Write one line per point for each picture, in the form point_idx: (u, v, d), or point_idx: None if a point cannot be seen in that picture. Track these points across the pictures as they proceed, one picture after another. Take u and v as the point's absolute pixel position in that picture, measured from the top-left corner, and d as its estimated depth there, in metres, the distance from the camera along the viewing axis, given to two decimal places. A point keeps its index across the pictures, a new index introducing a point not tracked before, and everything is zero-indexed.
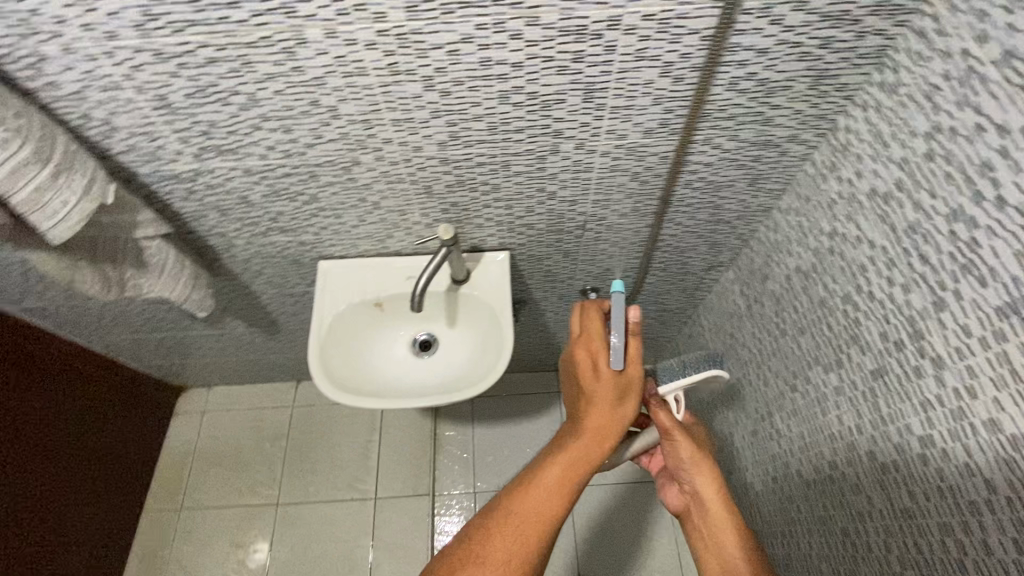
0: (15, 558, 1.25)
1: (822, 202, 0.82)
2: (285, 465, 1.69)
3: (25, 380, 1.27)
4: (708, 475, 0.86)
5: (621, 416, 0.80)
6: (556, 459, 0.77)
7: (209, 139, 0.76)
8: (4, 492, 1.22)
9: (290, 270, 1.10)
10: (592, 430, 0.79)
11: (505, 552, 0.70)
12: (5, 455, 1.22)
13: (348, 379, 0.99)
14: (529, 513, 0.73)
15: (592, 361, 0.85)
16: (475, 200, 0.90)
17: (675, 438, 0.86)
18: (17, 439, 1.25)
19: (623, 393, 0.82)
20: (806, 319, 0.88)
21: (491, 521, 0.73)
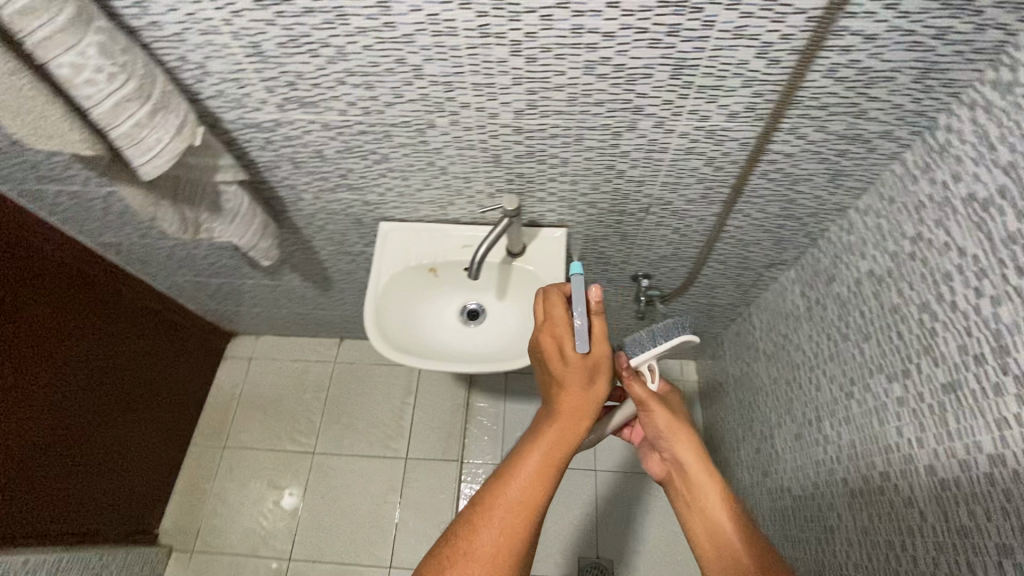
0: (79, 471, 1.36)
1: (909, 204, 0.78)
2: (324, 418, 1.76)
3: (99, 310, 1.36)
4: (687, 445, 0.85)
5: (594, 396, 0.79)
6: (534, 448, 0.76)
7: (294, 90, 0.78)
8: (73, 411, 1.31)
9: (351, 228, 1.12)
10: (566, 413, 0.78)
11: (493, 544, 0.70)
12: (77, 376, 1.31)
13: (399, 338, 1.02)
14: (511, 505, 0.72)
15: (558, 344, 0.82)
16: (542, 173, 0.90)
17: (651, 408, 0.84)
18: (88, 363, 1.34)
19: (593, 373, 0.79)
20: (874, 325, 0.85)
21: (477, 518, 0.72)
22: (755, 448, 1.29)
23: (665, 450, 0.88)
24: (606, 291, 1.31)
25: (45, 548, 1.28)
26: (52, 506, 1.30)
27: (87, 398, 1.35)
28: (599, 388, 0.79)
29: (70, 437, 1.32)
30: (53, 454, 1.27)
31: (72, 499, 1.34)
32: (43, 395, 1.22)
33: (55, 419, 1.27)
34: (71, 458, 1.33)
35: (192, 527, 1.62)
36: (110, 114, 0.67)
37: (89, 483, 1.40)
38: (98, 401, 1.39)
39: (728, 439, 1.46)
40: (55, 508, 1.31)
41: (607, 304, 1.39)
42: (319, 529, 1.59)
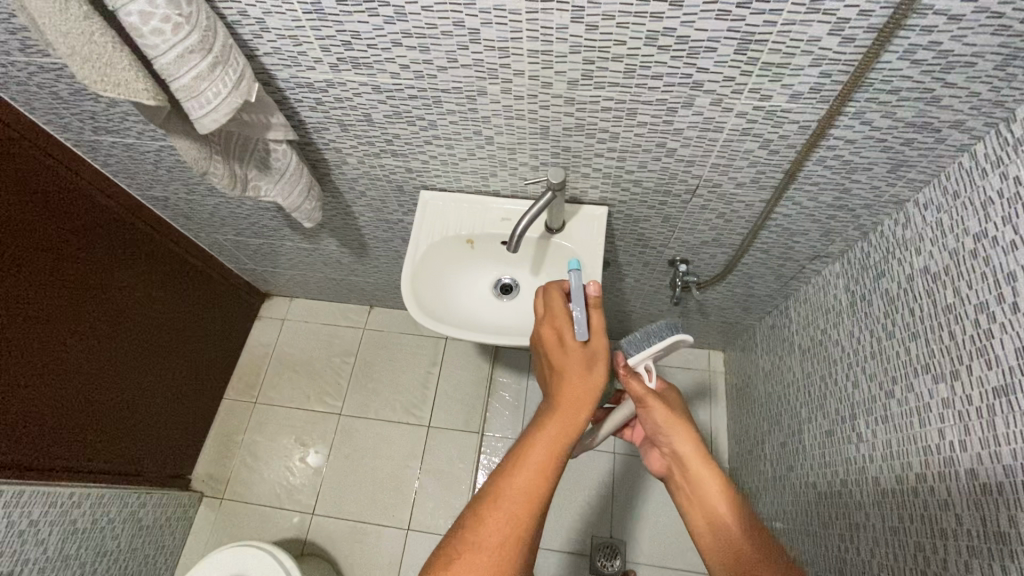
0: (125, 415, 1.42)
1: (976, 200, 0.75)
2: (351, 382, 1.81)
3: (145, 262, 1.41)
4: (686, 441, 0.84)
5: (596, 384, 0.76)
6: (538, 436, 0.73)
7: (349, 50, 0.78)
8: (120, 357, 1.37)
9: (392, 195, 1.13)
10: (570, 400, 0.75)
11: (500, 534, 0.67)
12: (124, 324, 1.37)
13: (433, 307, 1.03)
14: (517, 495, 0.68)
15: (557, 332, 0.82)
16: (590, 147, 0.89)
17: (648, 404, 0.83)
18: (135, 312, 1.40)
19: (593, 361, 0.78)
20: (922, 324, 0.82)
21: (482, 509, 0.68)
22: (781, 442, 1.27)
23: (664, 446, 0.87)
24: (641, 275, 1.30)
25: (94, 481, 1.36)
26: (101, 445, 1.37)
27: (133, 345, 1.41)
28: (600, 376, 0.76)
29: (118, 382, 1.38)
30: (102, 397, 1.33)
31: (118, 439, 1.42)
32: (92, 339, 1.28)
33: (104, 363, 1.33)
34: (118, 402, 1.39)
35: (222, 475, 1.69)
36: (173, 66, 0.68)
37: (135, 426, 1.47)
38: (144, 350, 1.45)
39: (753, 432, 1.45)
40: (104, 448, 1.38)
41: (640, 288, 1.38)
42: (341, 488, 1.65)
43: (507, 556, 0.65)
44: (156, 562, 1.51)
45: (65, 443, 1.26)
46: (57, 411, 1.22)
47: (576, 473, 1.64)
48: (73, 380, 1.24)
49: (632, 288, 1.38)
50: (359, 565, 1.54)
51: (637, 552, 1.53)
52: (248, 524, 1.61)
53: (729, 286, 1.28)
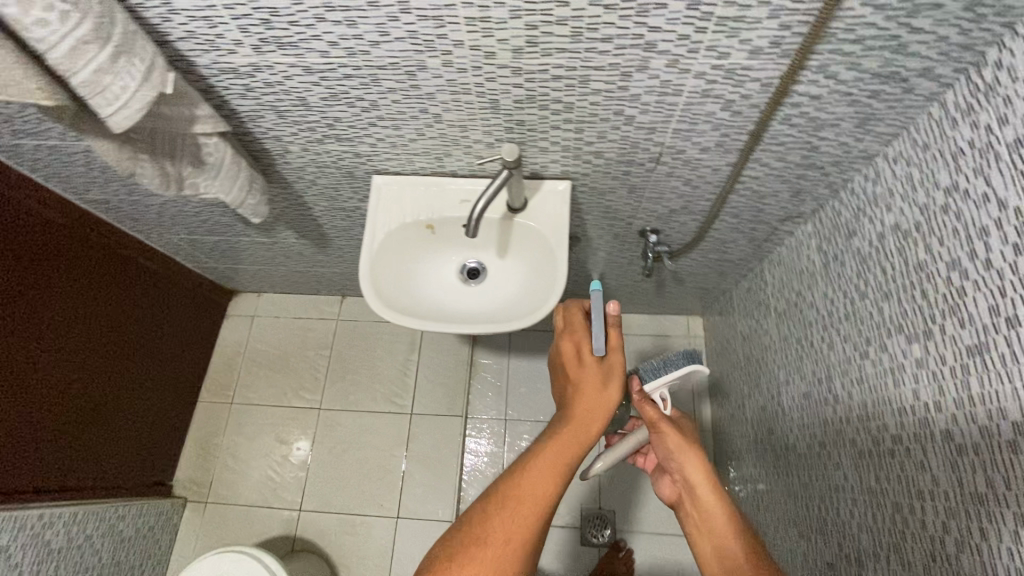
0: (92, 429, 1.37)
1: (946, 151, 0.71)
2: (328, 375, 1.77)
3: (93, 271, 1.33)
4: (697, 466, 0.82)
5: (609, 399, 0.82)
6: (550, 443, 0.77)
7: (270, 29, 0.71)
8: (78, 372, 1.31)
9: (344, 182, 1.07)
10: (582, 413, 0.80)
11: (506, 532, 0.71)
12: (78, 337, 1.30)
13: (397, 299, 0.98)
14: (524, 495, 0.73)
15: (576, 348, 0.87)
16: (544, 119, 0.83)
17: (660, 428, 0.86)
18: (89, 323, 1.33)
19: (609, 376, 0.84)
20: (894, 283, 0.80)
21: (491, 506, 0.73)
22: (760, 405, 1.27)
23: (675, 472, 0.85)
24: (612, 248, 1.26)
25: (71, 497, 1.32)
26: (71, 461, 1.32)
27: (92, 358, 1.35)
28: (615, 392, 0.82)
29: (80, 397, 1.32)
30: (64, 414, 1.28)
31: (88, 456, 1.37)
32: (44, 358, 1.22)
33: (61, 380, 1.27)
34: (82, 417, 1.34)
35: (204, 479, 1.66)
36: (68, 59, 0.61)
37: (106, 439, 1.43)
38: (106, 361, 1.39)
39: (734, 395, 1.45)
40: (74, 463, 1.33)
41: (612, 261, 1.35)
42: (326, 482, 1.63)
43: (510, 552, 0.69)
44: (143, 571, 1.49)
45: (28, 465, 1.21)
46: (15, 435, 1.17)
47: None
48: (28, 402, 1.19)
49: (605, 261, 1.34)
50: (351, 557, 1.53)
51: (628, 522, 1.55)
52: (235, 526, 1.59)
53: (702, 252, 1.25)
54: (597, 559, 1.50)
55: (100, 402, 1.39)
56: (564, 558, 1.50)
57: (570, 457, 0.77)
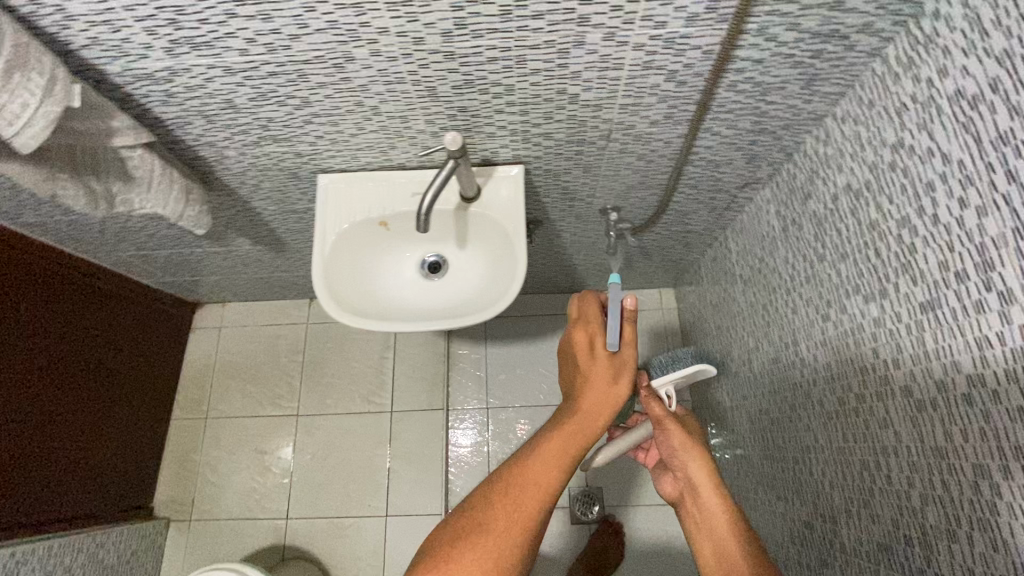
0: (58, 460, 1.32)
1: (891, 107, 0.70)
2: (303, 380, 1.73)
3: (39, 297, 1.27)
4: (700, 465, 0.79)
5: (618, 393, 0.78)
6: (555, 433, 0.75)
7: (179, 29, 0.66)
8: (37, 402, 1.26)
9: (290, 184, 1.02)
10: (589, 406, 0.77)
11: (506, 521, 0.69)
12: (31, 368, 1.24)
13: (356, 301, 0.95)
14: (527, 484, 0.71)
15: (588, 339, 0.84)
16: (487, 104, 0.80)
17: (665, 425, 0.83)
18: (43, 351, 1.27)
19: (619, 370, 0.80)
20: (850, 244, 0.80)
21: (493, 493, 0.71)
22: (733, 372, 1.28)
23: (678, 469, 0.82)
24: (576, 228, 1.24)
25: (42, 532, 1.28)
26: (36, 494, 1.27)
27: (51, 387, 1.30)
28: (624, 386, 0.78)
29: (39, 428, 1.27)
30: (26, 448, 1.23)
31: (55, 489, 1.32)
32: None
33: (20, 413, 1.21)
34: (46, 448, 1.29)
35: (186, 497, 1.62)
36: None
37: (74, 469, 1.38)
38: (67, 389, 1.34)
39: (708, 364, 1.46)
40: (40, 496, 1.28)
41: (578, 241, 1.33)
42: (311, 489, 1.61)
43: (509, 540, 0.68)
44: None
45: None
46: None
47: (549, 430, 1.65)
48: None
49: (570, 242, 1.32)
50: (343, 559, 1.52)
51: (617, 497, 1.57)
52: (222, 542, 1.56)
53: (665, 225, 1.24)
54: (588, 536, 1.52)
55: (63, 431, 1.34)
56: (556, 539, 1.52)
57: (574, 450, 0.74)
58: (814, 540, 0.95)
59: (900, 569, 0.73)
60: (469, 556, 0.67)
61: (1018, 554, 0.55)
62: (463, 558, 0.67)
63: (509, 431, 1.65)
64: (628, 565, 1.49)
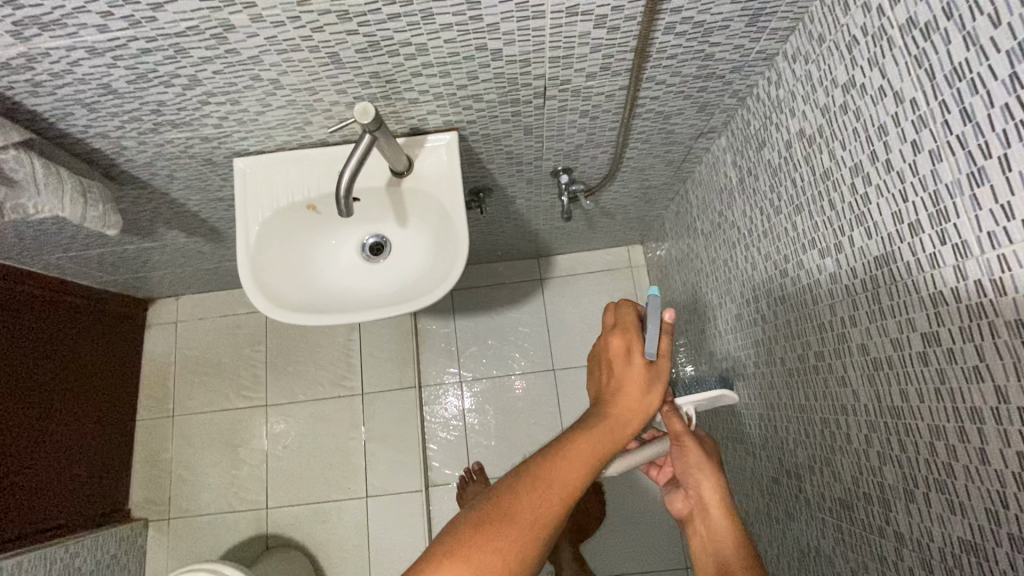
0: (30, 475, 1.29)
1: (841, 43, 0.64)
2: (269, 369, 1.68)
3: None
4: (714, 488, 0.77)
5: (651, 404, 0.72)
6: (585, 434, 0.67)
7: (17, 7, 0.56)
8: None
9: (206, 171, 0.93)
10: (619, 415, 0.70)
11: (533, 516, 0.60)
12: None
13: (290, 293, 0.89)
14: (555, 480, 0.63)
15: (625, 345, 0.75)
16: (401, 68, 0.71)
17: (684, 445, 0.78)
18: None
19: (652, 382, 0.73)
20: (804, 195, 0.75)
21: (519, 484, 0.62)
22: (699, 329, 1.26)
23: (690, 488, 0.80)
24: (528, 194, 1.17)
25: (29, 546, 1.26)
26: (8, 514, 1.22)
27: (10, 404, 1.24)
28: (654, 399, 0.72)
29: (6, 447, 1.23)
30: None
31: (35, 502, 1.30)
32: None
33: None
34: (16, 465, 1.25)
35: (162, 496, 1.60)
36: None
37: (48, 483, 1.34)
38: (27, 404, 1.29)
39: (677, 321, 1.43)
40: (12, 516, 1.23)
41: (534, 207, 1.26)
42: (288, 476, 1.59)
43: (535, 538, 0.59)
44: None
45: None
46: None
47: (526, 400, 1.64)
48: None
49: (525, 208, 1.25)
50: (328, 541, 1.53)
51: None
52: (204, 536, 1.55)
53: (622, 182, 1.18)
54: None
55: (31, 447, 1.29)
56: None
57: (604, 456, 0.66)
58: (781, 495, 0.95)
59: (860, 524, 0.72)
60: (489, 549, 0.57)
61: (974, 516, 0.54)
62: (480, 553, 0.57)
63: (484, 402, 1.64)
64: (610, 523, 1.52)
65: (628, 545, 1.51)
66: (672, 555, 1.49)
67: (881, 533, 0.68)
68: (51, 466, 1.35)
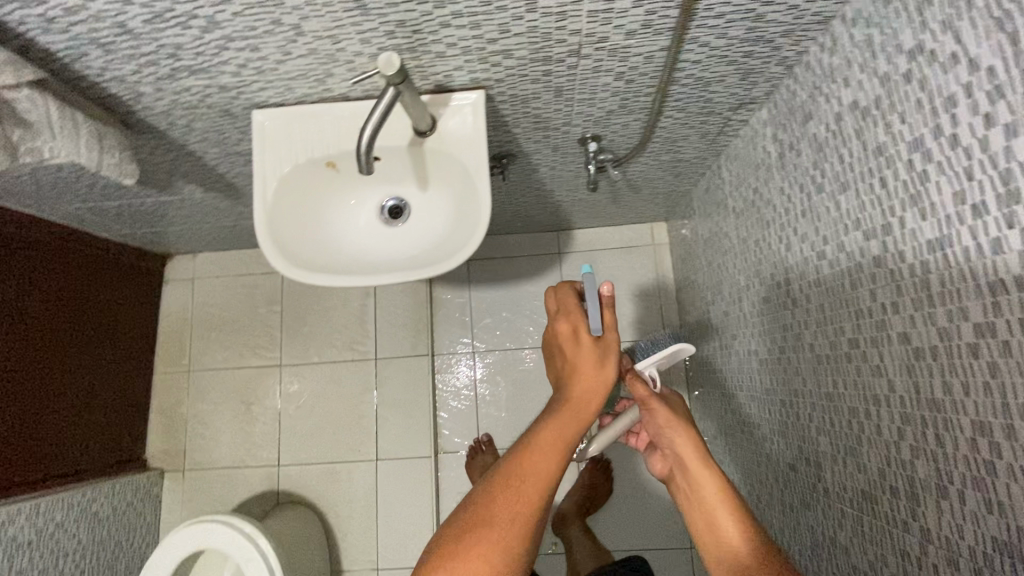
0: (50, 422, 1.32)
1: (912, 3, 0.58)
2: (284, 329, 1.69)
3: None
4: (689, 443, 0.81)
5: (607, 379, 0.75)
6: (547, 425, 0.72)
7: None
8: (20, 366, 1.24)
9: (224, 123, 0.91)
10: (578, 399, 0.74)
11: (509, 514, 0.66)
12: (8, 336, 1.20)
13: (307, 252, 0.87)
14: (525, 474, 0.68)
15: (571, 328, 0.79)
16: (429, 17, 0.67)
17: (652, 407, 0.82)
18: (13, 317, 1.22)
19: (604, 356, 0.76)
20: (852, 172, 0.70)
21: (493, 487, 0.69)
22: (723, 310, 1.23)
23: (668, 448, 0.84)
24: (554, 162, 1.13)
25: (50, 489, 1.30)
26: (27, 457, 1.26)
27: (31, 351, 1.26)
28: (611, 373, 0.75)
29: (28, 392, 1.26)
30: (17, 414, 1.23)
31: (57, 447, 1.34)
32: None
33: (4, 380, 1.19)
34: (37, 412, 1.28)
35: (176, 448, 1.63)
36: None
37: (67, 430, 1.37)
38: (48, 353, 1.31)
39: (700, 301, 1.40)
40: (29, 460, 1.26)
41: (558, 177, 1.22)
42: (300, 436, 1.61)
43: (514, 534, 0.66)
44: (134, 543, 1.49)
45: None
46: None
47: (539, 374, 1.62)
48: None
49: (549, 177, 1.21)
50: (336, 501, 1.55)
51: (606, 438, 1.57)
52: (217, 490, 1.59)
53: (652, 154, 1.13)
54: (577, 473, 1.53)
55: (52, 394, 1.32)
56: None
57: (569, 439, 0.71)
58: (797, 483, 0.93)
59: (882, 518, 0.70)
60: (474, 552, 0.64)
61: (1014, 517, 0.51)
62: (468, 555, 0.64)
63: (496, 374, 1.63)
64: (616, 500, 1.52)
65: (634, 522, 1.51)
66: (677, 534, 1.49)
67: (905, 529, 0.66)
68: (70, 414, 1.38)
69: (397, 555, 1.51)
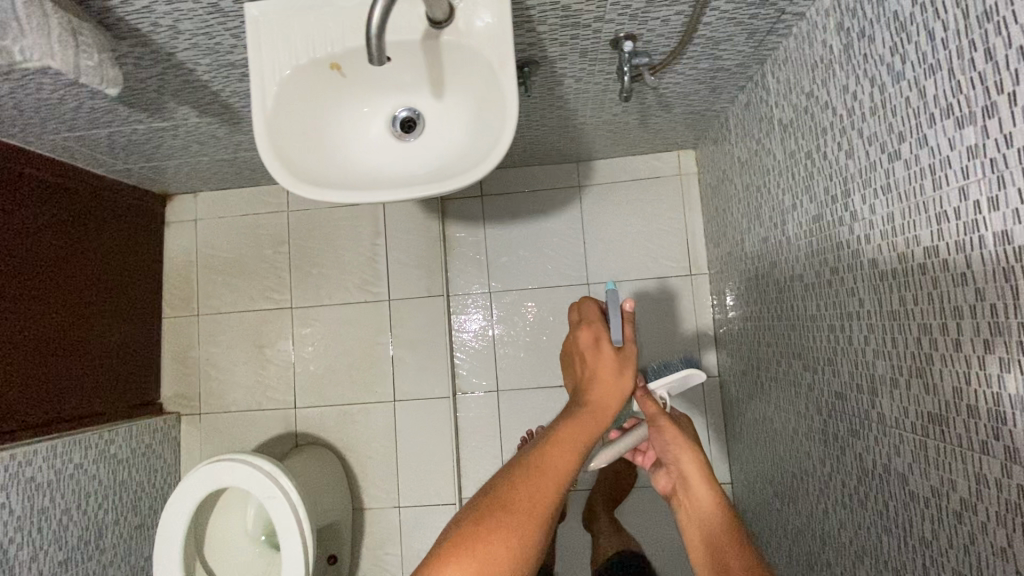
0: (76, 365, 1.34)
1: None
2: (293, 271, 1.63)
3: None
4: (694, 461, 0.84)
5: (623, 387, 0.79)
6: (565, 423, 0.74)
7: None
8: (28, 303, 1.21)
9: (214, 24, 0.81)
10: (594, 403, 0.77)
11: (529, 500, 0.68)
12: (13, 272, 1.17)
13: (310, 166, 0.79)
14: (547, 463, 0.70)
15: (593, 336, 0.83)
16: None
17: (660, 424, 0.85)
18: (11, 254, 1.17)
19: (622, 364, 0.80)
20: (946, 49, 0.60)
21: (514, 475, 0.70)
22: (761, 236, 1.14)
23: (671, 463, 0.87)
24: (580, 72, 1.02)
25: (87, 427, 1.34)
26: (62, 398, 1.29)
27: (36, 291, 1.23)
28: (629, 380, 0.79)
29: (42, 334, 1.24)
30: (33, 354, 1.22)
31: (88, 387, 1.37)
32: None
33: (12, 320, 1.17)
34: (57, 353, 1.28)
35: (191, 393, 1.61)
36: None
37: (88, 372, 1.37)
38: (54, 292, 1.28)
39: (732, 231, 1.31)
40: (63, 400, 1.29)
41: (584, 93, 1.11)
42: (316, 380, 1.57)
43: (535, 519, 0.67)
44: (156, 483, 1.50)
45: (22, 404, 1.19)
46: None
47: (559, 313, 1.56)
48: None
49: (574, 92, 1.10)
50: (354, 441, 1.54)
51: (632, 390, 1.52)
52: (234, 432, 1.58)
53: (692, 59, 1.02)
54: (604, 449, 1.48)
55: (67, 336, 1.31)
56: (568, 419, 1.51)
57: (587, 436, 0.74)
58: (845, 413, 0.87)
59: (954, 440, 0.64)
60: (495, 534, 0.65)
61: None
62: (488, 537, 0.65)
63: (513, 315, 1.57)
64: None
65: None
66: None
67: (985, 450, 0.59)
68: (93, 356, 1.39)
69: (418, 492, 1.51)
